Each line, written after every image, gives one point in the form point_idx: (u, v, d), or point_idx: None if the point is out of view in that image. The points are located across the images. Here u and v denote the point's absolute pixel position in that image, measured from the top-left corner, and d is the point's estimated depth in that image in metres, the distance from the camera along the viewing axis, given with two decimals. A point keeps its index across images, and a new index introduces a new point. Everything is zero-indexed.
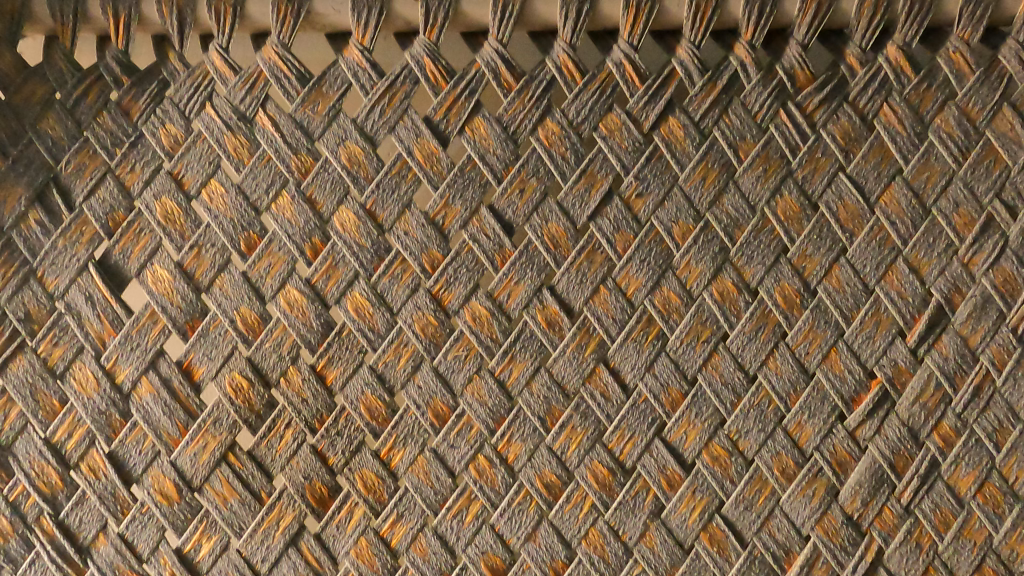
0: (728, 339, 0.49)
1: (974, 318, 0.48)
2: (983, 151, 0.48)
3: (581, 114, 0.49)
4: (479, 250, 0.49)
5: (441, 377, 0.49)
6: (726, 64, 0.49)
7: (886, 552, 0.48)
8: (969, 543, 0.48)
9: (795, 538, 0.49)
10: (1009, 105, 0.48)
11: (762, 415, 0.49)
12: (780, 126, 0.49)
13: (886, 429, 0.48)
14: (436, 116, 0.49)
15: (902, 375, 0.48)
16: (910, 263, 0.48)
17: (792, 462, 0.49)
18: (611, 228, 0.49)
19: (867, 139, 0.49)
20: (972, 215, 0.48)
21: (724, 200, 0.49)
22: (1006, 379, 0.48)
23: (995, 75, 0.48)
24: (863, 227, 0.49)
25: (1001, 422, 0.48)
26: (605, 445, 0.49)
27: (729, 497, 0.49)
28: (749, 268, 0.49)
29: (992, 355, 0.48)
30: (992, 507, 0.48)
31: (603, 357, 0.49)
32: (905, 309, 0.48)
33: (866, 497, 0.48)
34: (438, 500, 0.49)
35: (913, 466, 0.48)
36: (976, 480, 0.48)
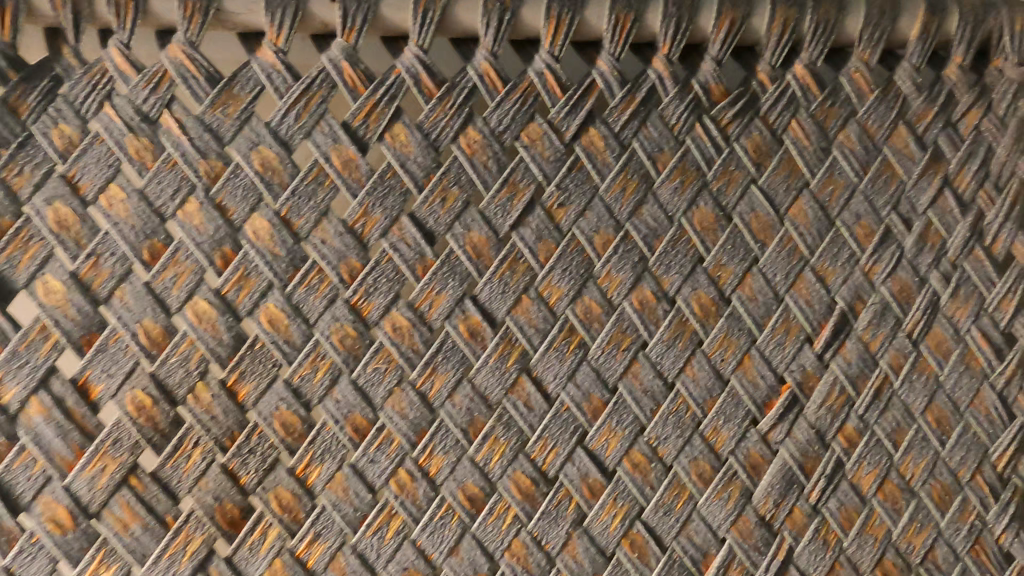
0: (648, 347, 0.50)
1: (875, 325, 0.51)
2: (881, 166, 0.51)
3: (503, 122, 0.49)
4: (400, 260, 0.48)
5: (360, 390, 0.47)
6: (644, 77, 0.50)
7: (795, 551, 0.50)
8: (871, 538, 0.51)
9: (711, 541, 0.50)
10: (905, 123, 0.51)
11: (680, 421, 0.50)
12: (696, 139, 0.50)
13: (795, 432, 0.50)
14: (354, 121, 0.48)
15: (810, 380, 0.50)
16: (816, 272, 0.51)
17: (708, 466, 0.50)
18: (533, 237, 0.49)
19: (776, 153, 0.51)
20: (872, 226, 0.51)
21: (643, 211, 0.50)
22: (904, 382, 0.51)
23: (892, 95, 0.51)
24: (774, 237, 0.50)
25: (899, 422, 0.51)
26: (527, 455, 0.49)
27: (649, 503, 0.50)
28: (667, 277, 0.50)
29: (891, 359, 0.51)
30: (892, 504, 0.50)
31: (525, 367, 0.49)
32: (812, 316, 0.50)
33: (778, 498, 0.50)
34: (357, 517, 0.47)
35: (820, 467, 0.50)
36: (877, 478, 0.50)
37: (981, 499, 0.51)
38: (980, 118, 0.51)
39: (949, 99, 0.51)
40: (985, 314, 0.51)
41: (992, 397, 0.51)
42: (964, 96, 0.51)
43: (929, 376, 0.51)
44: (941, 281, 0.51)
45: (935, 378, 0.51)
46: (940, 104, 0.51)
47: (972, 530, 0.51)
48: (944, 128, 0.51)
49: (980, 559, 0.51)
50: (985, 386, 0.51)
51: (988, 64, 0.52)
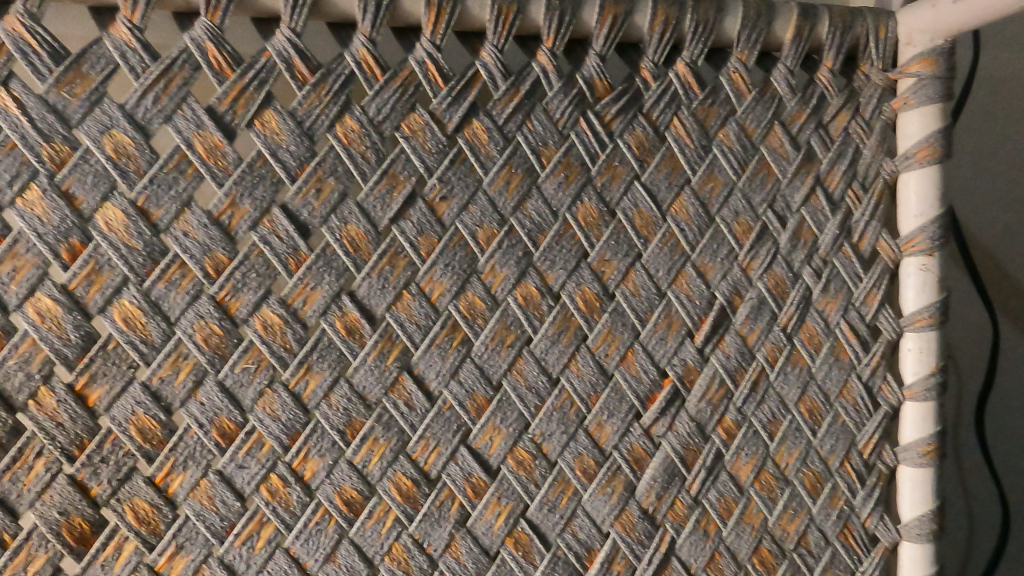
0: (533, 343, 0.49)
1: (752, 319, 0.52)
2: (758, 165, 0.52)
3: (383, 112, 0.47)
4: (271, 254, 0.45)
5: (228, 392, 0.45)
6: (529, 70, 0.49)
7: (677, 542, 0.51)
8: (748, 527, 0.52)
9: (595, 536, 0.50)
10: (780, 124, 0.53)
11: (564, 417, 0.49)
12: (580, 134, 0.50)
13: (677, 425, 0.51)
14: (220, 106, 0.45)
15: (691, 373, 0.51)
16: (697, 268, 0.51)
17: (592, 461, 0.50)
18: (414, 231, 0.47)
19: (659, 149, 0.51)
20: (749, 223, 0.52)
21: (527, 205, 0.49)
22: (778, 374, 0.52)
23: (768, 96, 0.53)
24: (656, 233, 0.51)
25: (774, 413, 0.52)
26: (408, 456, 0.47)
27: (533, 501, 0.49)
28: (552, 273, 0.49)
29: (767, 352, 0.52)
30: (767, 492, 0.52)
31: (406, 365, 0.47)
32: (693, 311, 0.51)
33: (660, 491, 0.51)
34: (225, 527, 0.45)
35: (700, 459, 0.51)
36: (754, 468, 0.52)
37: (849, 485, 0.53)
38: (849, 120, 0.54)
39: (821, 101, 0.53)
40: (853, 308, 0.53)
41: (859, 387, 0.53)
42: (834, 99, 0.53)
43: (802, 368, 0.52)
44: (812, 276, 0.53)
45: (808, 370, 0.53)
46: (812, 106, 0.53)
47: (840, 515, 0.53)
48: (815, 129, 0.53)
49: (848, 543, 0.53)
50: (853, 376, 0.53)
51: (856, 69, 0.54)
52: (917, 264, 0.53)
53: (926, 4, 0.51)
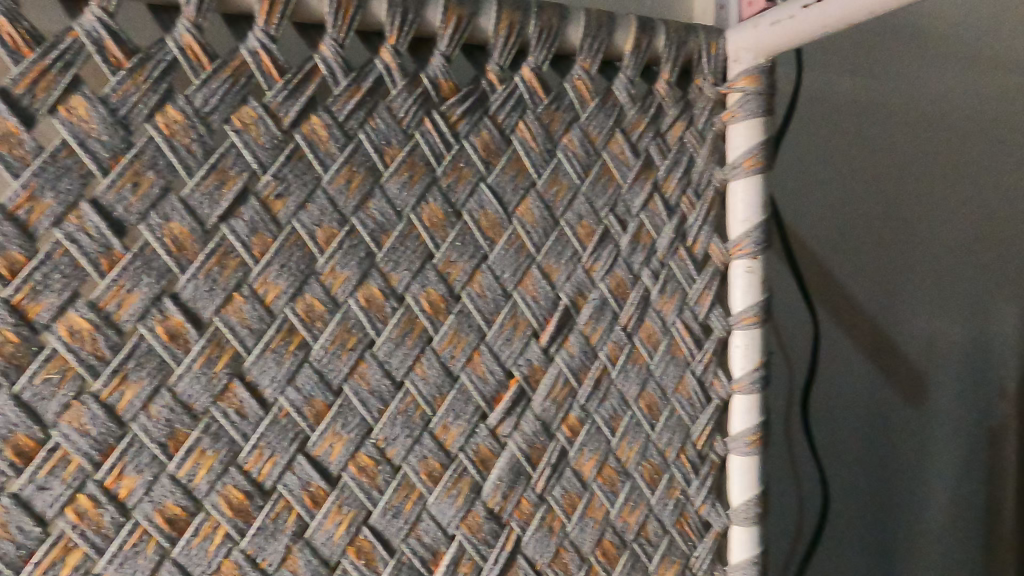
0: (375, 346, 0.48)
1: (595, 319, 0.54)
2: (600, 170, 0.54)
3: (210, 103, 0.44)
4: (78, 253, 0.41)
5: (26, 406, 0.40)
6: (371, 67, 0.48)
7: (522, 540, 0.52)
8: (591, 520, 0.53)
9: (441, 539, 0.50)
10: (622, 131, 0.55)
11: (409, 420, 0.49)
12: (425, 134, 0.49)
13: (522, 425, 0.52)
14: (16, 88, 0.40)
15: (536, 373, 0.52)
16: (542, 269, 0.53)
17: (438, 464, 0.49)
18: (246, 230, 0.45)
19: (505, 152, 0.52)
20: (592, 226, 0.54)
21: (369, 205, 0.48)
22: (619, 372, 0.54)
23: (610, 104, 0.55)
24: (502, 235, 0.51)
25: (615, 409, 0.54)
26: (240, 467, 0.45)
27: (376, 507, 0.48)
28: (396, 274, 0.49)
29: (609, 351, 0.54)
30: (609, 486, 0.54)
31: (238, 371, 0.45)
32: (538, 311, 0.52)
33: (506, 491, 0.51)
34: (22, 556, 0.40)
35: (545, 457, 0.52)
36: (596, 463, 0.54)
37: (684, 475, 0.56)
38: (684, 130, 0.57)
39: (659, 111, 0.56)
40: (687, 308, 0.56)
41: (693, 382, 0.56)
42: (670, 109, 0.56)
43: (641, 365, 0.55)
44: (650, 277, 0.55)
45: (647, 367, 0.55)
46: (650, 115, 0.56)
47: (676, 504, 0.56)
48: (654, 138, 0.56)
49: (684, 530, 0.56)
50: (687, 372, 0.56)
51: (690, 83, 0.57)
52: (744, 267, 0.57)
53: (749, 26, 0.55)
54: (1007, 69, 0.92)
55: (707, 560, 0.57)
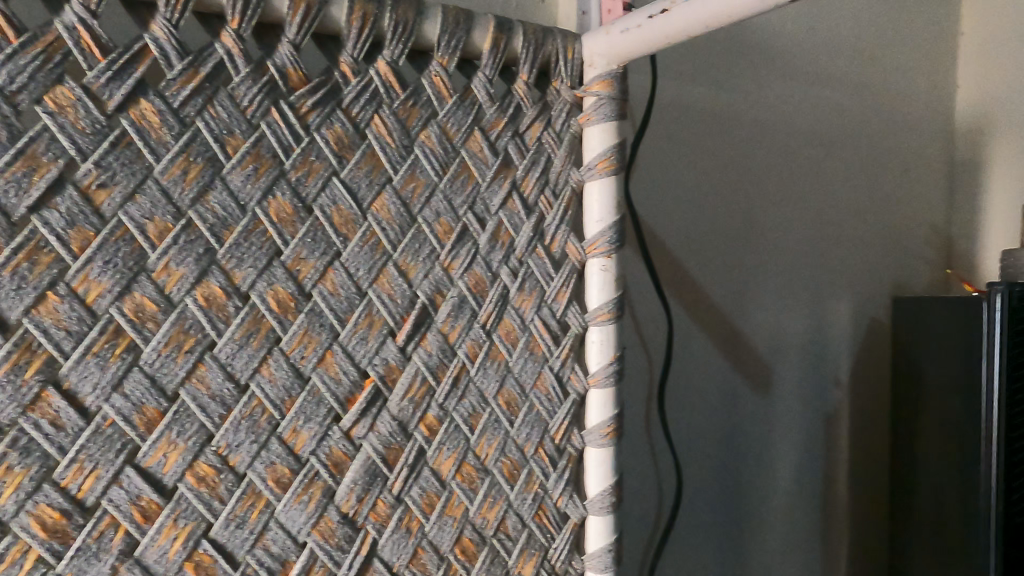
0: (216, 348, 0.45)
1: (453, 316, 0.54)
2: (458, 167, 0.54)
3: (17, 80, 0.40)
4: None
5: None
6: (210, 51, 0.45)
7: (379, 543, 0.50)
8: (450, 519, 0.53)
9: (291, 547, 0.47)
10: (480, 129, 0.55)
11: (254, 425, 0.46)
12: (271, 124, 0.47)
13: (378, 425, 0.51)
14: None
15: (393, 372, 0.51)
16: (399, 267, 0.52)
17: (287, 470, 0.47)
18: (62, 222, 0.41)
19: (359, 146, 0.50)
20: (450, 224, 0.54)
21: (209, 197, 0.45)
22: (478, 369, 0.54)
23: (469, 102, 0.55)
24: (356, 231, 0.50)
25: (474, 407, 0.54)
26: (56, 484, 0.40)
27: (218, 518, 0.45)
28: (239, 271, 0.46)
29: (467, 349, 0.54)
30: (468, 483, 0.54)
31: (52, 378, 0.41)
32: (395, 310, 0.51)
33: (360, 494, 0.50)
34: None
35: (402, 458, 0.51)
36: (455, 461, 0.53)
37: (542, 469, 0.57)
38: (542, 131, 0.58)
39: (517, 111, 0.57)
40: (545, 305, 0.57)
41: (551, 378, 0.58)
42: (528, 110, 0.57)
43: (500, 362, 0.55)
44: (509, 275, 0.56)
45: (506, 364, 0.56)
46: (509, 115, 0.56)
47: (535, 497, 0.57)
48: (512, 137, 0.56)
49: (542, 522, 0.57)
50: (546, 368, 0.57)
51: (548, 84, 0.59)
52: (600, 265, 0.59)
53: (602, 31, 0.57)
54: (836, 86, 1.02)
55: (565, 551, 0.58)
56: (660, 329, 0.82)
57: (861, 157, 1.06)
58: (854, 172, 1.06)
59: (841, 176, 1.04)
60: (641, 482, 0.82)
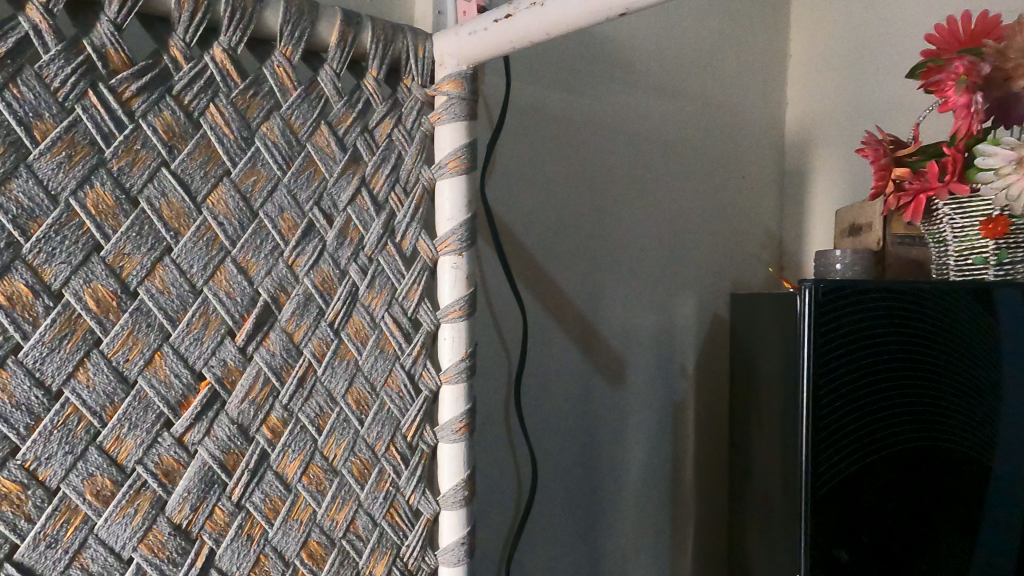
0: (22, 353, 0.41)
1: (298, 315, 0.52)
2: (304, 162, 0.53)
3: None
4: None
5: None
6: (13, 25, 0.41)
7: (216, 553, 0.48)
8: (296, 523, 0.52)
9: (114, 565, 0.44)
10: (327, 124, 0.54)
11: (69, 436, 0.42)
12: (89, 109, 0.43)
13: (215, 430, 0.48)
14: None
15: (231, 374, 0.49)
16: (238, 264, 0.49)
17: (108, 482, 0.43)
18: None
19: (193, 136, 0.48)
20: (295, 219, 0.52)
21: (12, 185, 0.41)
22: (326, 368, 0.53)
23: (315, 95, 0.53)
24: (189, 226, 0.47)
25: (321, 407, 0.53)
26: None
27: (24, 539, 0.41)
28: (50, 268, 0.42)
29: (314, 348, 0.53)
30: (316, 486, 0.52)
31: None
32: (234, 309, 0.49)
33: (195, 502, 0.47)
34: None
35: (242, 462, 0.49)
36: (301, 464, 0.52)
37: (394, 467, 0.57)
38: (393, 127, 0.58)
39: (366, 107, 0.56)
40: (396, 303, 0.57)
41: (403, 375, 0.58)
42: (378, 106, 0.57)
43: (349, 361, 0.55)
44: (358, 273, 0.55)
45: (355, 363, 0.55)
46: (358, 110, 0.55)
47: (387, 496, 0.56)
48: (362, 133, 0.56)
49: (394, 521, 0.57)
50: (396, 366, 0.57)
51: (399, 82, 0.59)
52: (451, 262, 0.60)
53: (451, 32, 0.58)
54: (679, 98, 1.10)
55: (417, 548, 0.58)
56: (514, 321, 0.85)
57: (704, 165, 1.15)
58: (698, 177, 1.14)
59: (686, 181, 1.12)
60: (496, 473, 0.84)
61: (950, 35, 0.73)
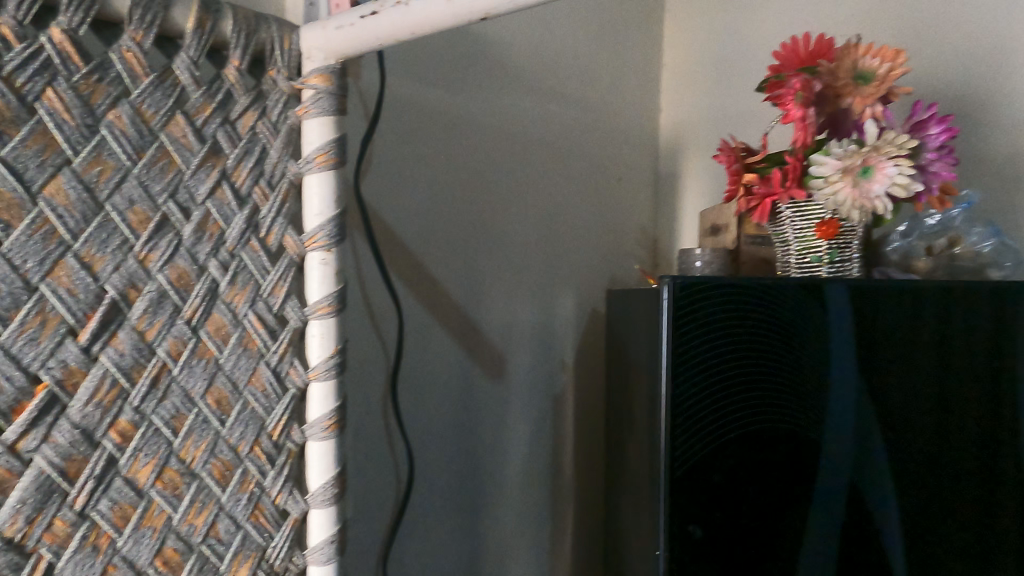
0: None
1: (151, 313, 0.50)
2: (156, 153, 0.50)
3: None
4: None
5: None
6: None
7: (56, 567, 0.45)
8: (148, 530, 0.49)
9: None
10: (183, 114, 0.52)
11: None
12: None
13: (55, 436, 0.45)
14: None
15: (73, 376, 0.46)
16: (82, 259, 0.46)
17: None
18: None
19: (26, 121, 0.44)
20: (147, 213, 0.50)
21: None
22: (183, 368, 0.51)
23: (168, 83, 0.51)
24: (23, 218, 0.44)
25: (177, 408, 0.51)
26: None
27: None
28: None
29: (168, 347, 0.51)
30: (171, 490, 0.50)
31: None
32: (76, 306, 0.46)
33: (31, 514, 0.43)
34: None
35: (87, 469, 0.46)
36: (155, 468, 0.49)
37: (259, 467, 0.56)
38: (256, 120, 0.56)
39: (227, 98, 0.54)
40: (261, 299, 0.56)
41: (267, 374, 0.56)
42: (240, 97, 0.55)
43: (208, 360, 0.53)
44: (219, 269, 0.53)
45: (215, 362, 0.53)
46: (218, 101, 0.54)
47: (251, 498, 0.55)
48: (222, 124, 0.54)
49: (259, 522, 0.56)
50: (261, 364, 0.56)
51: (264, 73, 0.57)
52: (319, 259, 0.59)
53: (319, 25, 0.57)
54: (557, 100, 1.14)
55: (284, 549, 0.57)
56: (390, 315, 0.86)
57: (582, 165, 1.20)
58: (576, 178, 1.19)
59: (565, 181, 1.16)
60: (372, 468, 0.84)
61: (792, 53, 0.80)
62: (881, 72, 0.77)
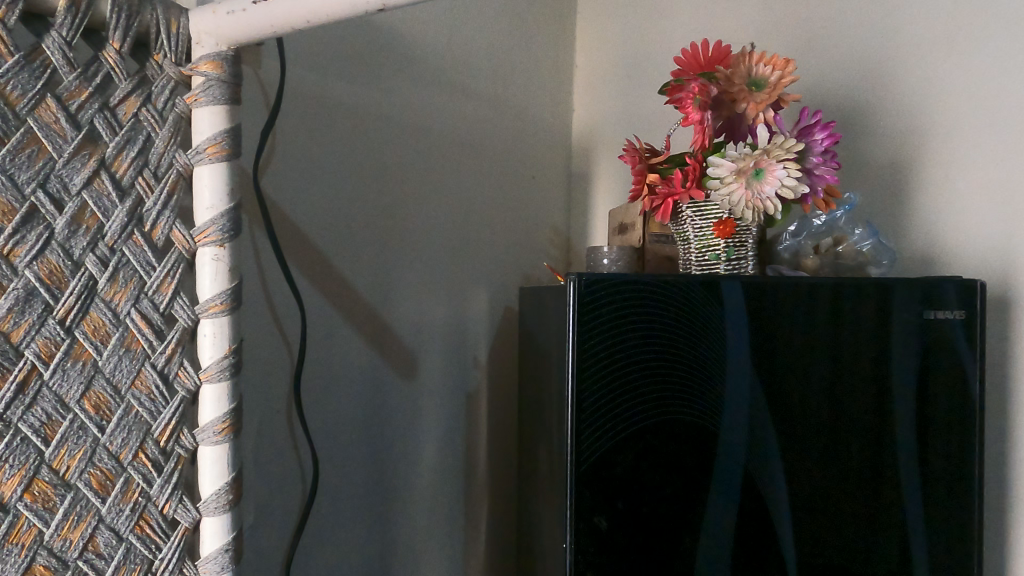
0: None
1: (17, 312, 0.45)
2: (23, 139, 0.45)
3: None
4: None
5: None
6: None
7: None
8: (15, 548, 0.44)
9: None
10: (54, 97, 0.47)
11: None
12: None
13: None
14: None
15: None
16: None
17: None
18: None
19: None
20: (13, 204, 0.45)
21: None
22: (54, 372, 0.46)
23: (37, 63, 0.46)
24: None
25: (49, 415, 0.46)
26: None
27: None
28: None
29: (38, 349, 0.46)
30: (42, 503, 0.45)
31: None
32: None
33: None
34: None
35: None
36: (23, 480, 0.44)
37: (144, 475, 0.51)
38: (140, 107, 0.52)
39: (106, 82, 0.50)
40: (145, 297, 0.52)
41: (153, 376, 0.52)
42: (121, 82, 0.51)
43: (86, 362, 0.48)
44: (96, 265, 0.49)
45: (93, 364, 0.49)
46: (95, 85, 0.49)
47: (135, 508, 0.50)
48: (100, 110, 0.50)
49: (144, 534, 0.51)
50: (146, 366, 0.52)
51: (148, 57, 0.53)
52: (211, 255, 0.55)
53: (208, 9, 0.54)
54: (470, 97, 1.14)
55: (173, 560, 0.52)
56: (292, 312, 0.84)
57: (495, 163, 1.20)
58: (490, 175, 1.19)
59: (479, 179, 1.16)
60: (271, 469, 0.81)
61: (692, 59, 0.83)
62: (771, 79, 0.81)
